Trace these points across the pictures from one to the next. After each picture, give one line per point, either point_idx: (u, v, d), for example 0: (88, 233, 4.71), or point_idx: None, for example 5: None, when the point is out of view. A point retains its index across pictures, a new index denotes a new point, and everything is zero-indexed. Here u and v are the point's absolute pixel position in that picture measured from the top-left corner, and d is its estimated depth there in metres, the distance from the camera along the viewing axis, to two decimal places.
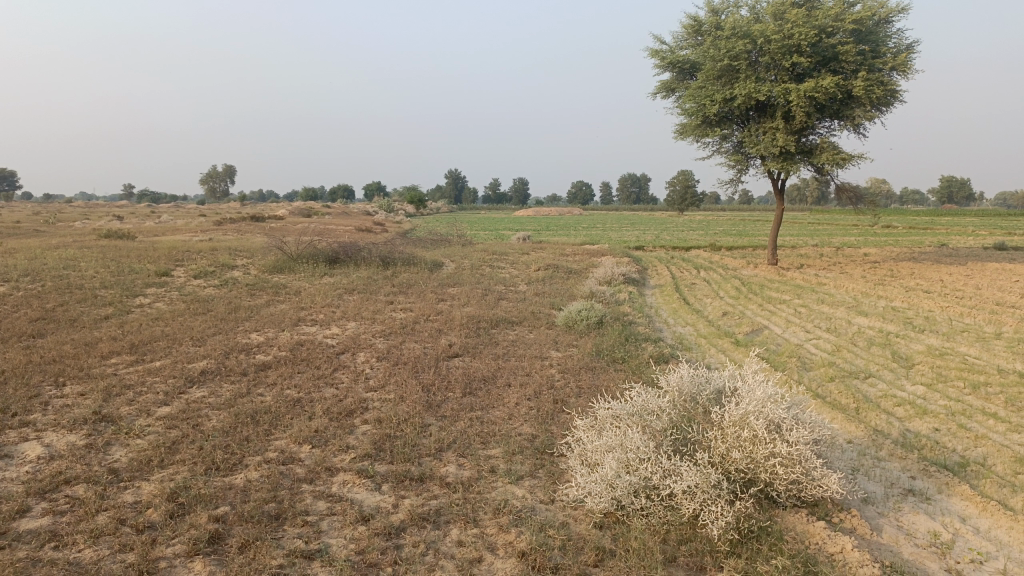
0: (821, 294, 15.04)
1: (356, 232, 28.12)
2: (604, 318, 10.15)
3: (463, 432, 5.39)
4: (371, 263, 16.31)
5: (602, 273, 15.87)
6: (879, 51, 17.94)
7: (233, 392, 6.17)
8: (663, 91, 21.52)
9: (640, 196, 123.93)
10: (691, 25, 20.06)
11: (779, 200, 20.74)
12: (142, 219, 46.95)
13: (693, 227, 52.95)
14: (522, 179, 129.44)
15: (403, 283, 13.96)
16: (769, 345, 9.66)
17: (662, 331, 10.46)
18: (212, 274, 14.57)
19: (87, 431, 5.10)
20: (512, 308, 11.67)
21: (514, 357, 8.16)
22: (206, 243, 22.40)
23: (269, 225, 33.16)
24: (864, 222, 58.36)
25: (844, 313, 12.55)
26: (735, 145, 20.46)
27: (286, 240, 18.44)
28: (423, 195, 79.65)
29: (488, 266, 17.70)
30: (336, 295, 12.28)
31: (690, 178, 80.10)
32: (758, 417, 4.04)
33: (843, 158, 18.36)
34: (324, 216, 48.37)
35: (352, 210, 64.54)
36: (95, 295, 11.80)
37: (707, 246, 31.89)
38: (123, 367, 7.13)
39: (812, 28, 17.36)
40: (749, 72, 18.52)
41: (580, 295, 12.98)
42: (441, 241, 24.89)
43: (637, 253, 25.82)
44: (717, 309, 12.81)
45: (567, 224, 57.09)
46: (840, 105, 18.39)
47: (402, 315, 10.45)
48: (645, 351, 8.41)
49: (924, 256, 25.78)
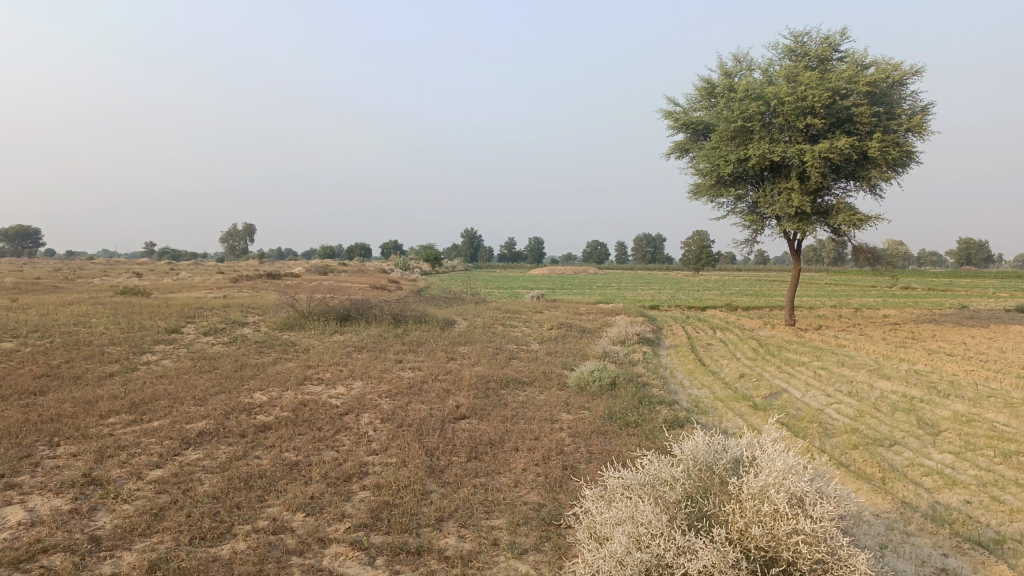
0: (840, 356, 14.70)
1: (370, 290, 28.10)
2: (616, 379, 9.87)
3: (466, 500, 5.12)
4: (382, 321, 16.16)
5: (616, 333, 15.62)
6: (894, 112, 17.94)
7: (229, 454, 5.95)
8: (677, 151, 21.60)
9: (655, 255, 124.04)
10: (704, 87, 20.24)
11: (796, 260, 20.52)
12: (160, 277, 47.44)
13: (708, 287, 52.67)
14: (537, 239, 130.19)
15: (414, 342, 13.77)
16: (788, 409, 9.32)
17: (677, 394, 10.15)
18: (222, 331, 14.47)
19: (72, 495, 4.89)
20: (524, 368, 11.42)
21: (523, 419, 7.89)
22: (219, 300, 22.41)
23: (284, 282, 33.30)
24: (882, 283, 57.83)
25: (865, 376, 12.18)
26: (749, 205, 20.38)
27: (298, 298, 18.38)
28: (439, 253, 80.11)
29: (500, 324, 17.51)
30: (345, 354, 12.09)
31: (705, 238, 80.19)
32: (780, 489, 3.77)
33: (860, 218, 18.20)
34: (339, 274, 48.63)
35: (368, 269, 64.88)
36: (102, 352, 11.69)
37: (723, 306, 31.58)
38: (121, 427, 6.95)
39: (825, 90, 17.43)
40: (763, 133, 18.55)
41: (593, 355, 12.72)
42: (455, 300, 24.77)
43: (652, 313, 25.54)
44: (734, 371, 12.49)
45: (582, 283, 56.92)
46: (855, 166, 18.33)
47: (410, 375, 10.23)
48: (658, 415, 8.12)
49: (945, 318, 25.35)
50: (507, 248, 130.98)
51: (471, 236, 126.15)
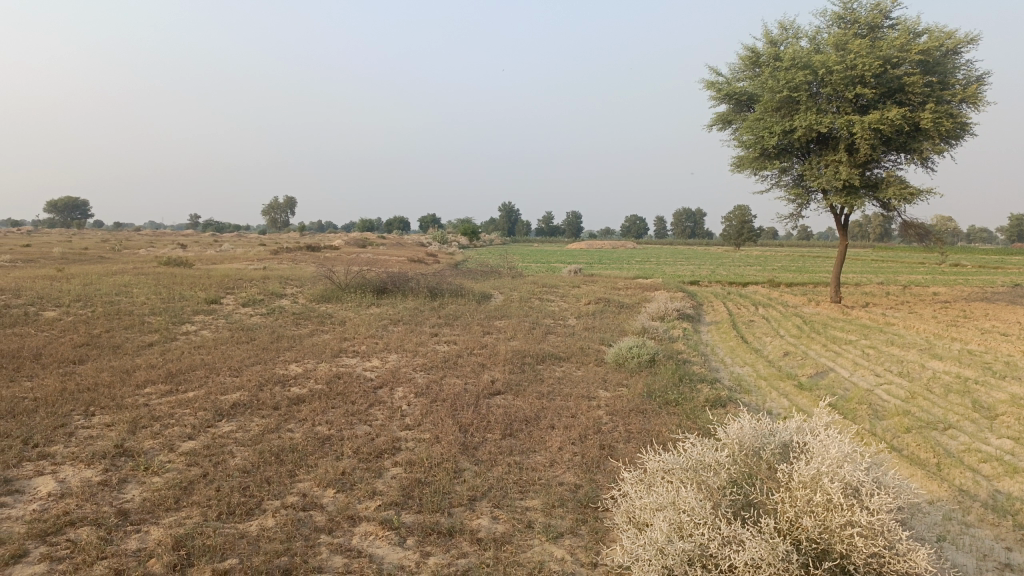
0: (889, 334, 14.22)
1: (408, 263, 28.09)
2: (656, 356, 9.61)
3: (500, 479, 4.97)
4: (419, 294, 16.08)
5: (655, 309, 15.31)
6: (949, 82, 17.14)
7: (261, 427, 5.88)
8: (719, 123, 21.02)
9: (695, 230, 122.31)
10: (748, 57, 19.57)
11: (843, 236, 19.90)
12: (203, 248, 48.23)
13: (750, 263, 51.71)
14: (575, 213, 129.19)
15: (449, 315, 13.65)
16: (834, 390, 8.99)
17: (718, 372, 9.87)
18: (260, 302, 14.52)
19: (104, 467, 4.86)
20: (561, 343, 11.22)
21: (560, 396, 7.71)
22: (258, 272, 22.59)
23: (322, 255, 33.51)
24: (930, 260, 56.20)
25: (915, 356, 11.73)
26: (795, 178, 19.77)
27: (335, 270, 18.40)
28: (476, 227, 80.02)
29: (538, 299, 17.31)
30: (381, 326, 12.02)
31: (746, 213, 78.74)
32: (833, 478, 3.53)
33: (911, 193, 17.52)
34: (378, 246, 49.00)
35: (406, 242, 65.07)
36: (142, 322, 11.79)
37: (765, 282, 30.95)
38: (156, 397, 6.94)
39: (877, 58, 16.70)
40: (810, 103, 17.90)
41: (632, 331, 12.47)
42: (491, 274, 24.65)
43: (692, 289, 25.11)
44: (777, 349, 12.13)
45: (620, 258, 56.38)
46: (907, 138, 17.61)
47: (445, 348, 10.10)
48: (700, 394, 7.87)
49: (998, 297, 24.47)
50: (544, 222, 130.32)
51: (508, 209, 125.62)
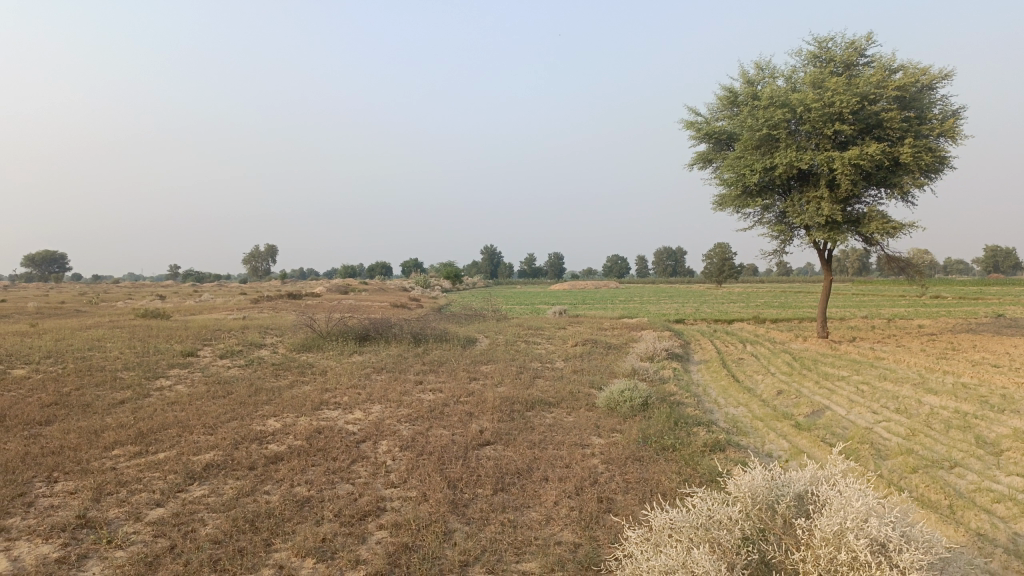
0: (881, 369, 14.03)
1: (391, 309, 27.73)
2: (649, 399, 9.32)
3: (493, 541, 4.63)
4: (402, 340, 15.73)
5: (643, 349, 15.05)
6: (925, 117, 17.29)
7: (236, 490, 5.51)
8: (699, 161, 21.07)
9: (677, 268, 122.96)
10: (727, 96, 19.70)
11: (828, 271, 19.86)
12: (183, 298, 47.63)
13: (733, 300, 51.77)
14: (557, 255, 129.57)
15: (434, 362, 13.30)
16: (833, 429, 8.72)
17: (712, 414, 9.58)
18: (239, 353, 14.11)
19: (62, 541, 4.48)
20: (549, 388, 10.90)
21: (551, 444, 7.38)
22: (238, 322, 22.14)
23: (304, 302, 33.07)
24: (910, 293, 56.56)
25: (910, 391, 11.51)
26: (777, 215, 19.78)
27: (316, 318, 18.02)
28: (459, 271, 79.85)
29: (524, 342, 17.02)
30: (363, 375, 11.65)
31: (727, 251, 79.26)
32: (859, 534, 3.24)
33: (894, 227, 17.54)
34: (360, 292, 48.62)
35: (388, 287, 64.68)
36: (115, 378, 11.35)
37: (750, 318, 30.86)
38: (125, 460, 6.54)
39: (853, 95, 16.83)
40: (789, 141, 17.98)
41: (622, 373, 12.18)
42: (475, 317, 24.40)
43: (678, 327, 24.92)
44: (770, 387, 11.87)
45: (604, 297, 56.29)
46: (886, 173, 17.68)
47: (430, 397, 9.75)
48: (697, 438, 7.57)
49: (983, 328, 24.47)
50: (526, 264, 130.52)
51: (490, 252, 125.81)
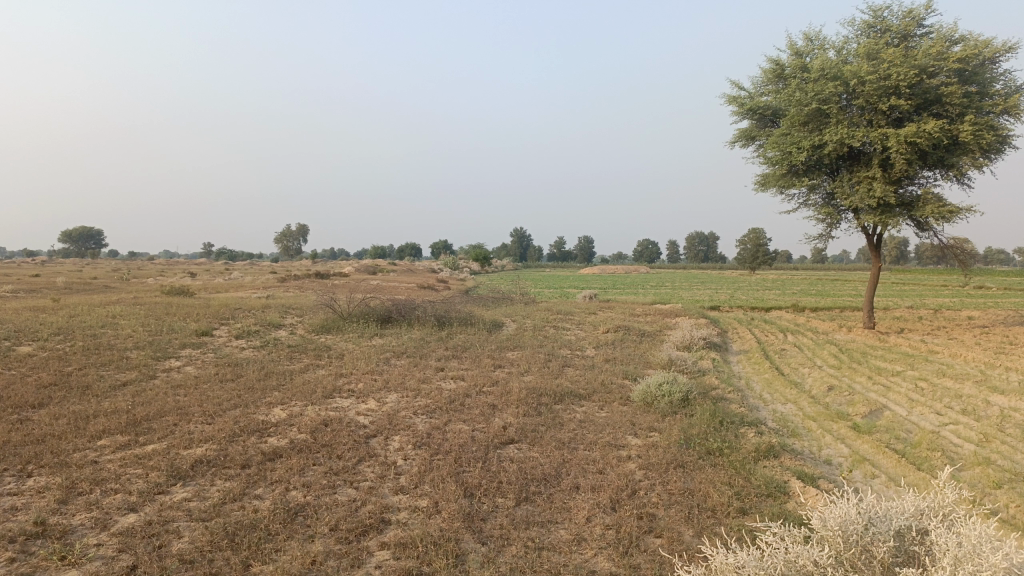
0: (937, 364, 13.04)
1: (418, 290, 27.13)
2: (689, 394, 8.50)
3: (514, 567, 3.90)
4: (426, 323, 15.05)
5: (679, 338, 14.18)
6: (988, 93, 16.09)
7: (222, 495, 4.84)
8: (742, 139, 20.05)
9: (709, 254, 121.07)
10: (772, 69, 18.61)
11: (876, 257, 18.79)
12: (212, 276, 47.63)
13: (768, 286, 50.47)
14: (587, 239, 128.42)
15: (457, 346, 12.57)
16: (896, 433, 7.83)
17: (759, 411, 8.74)
18: (255, 333, 13.53)
19: (10, 556, 3.84)
20: (580, 378, 10.12)
21: (583, 445, 6.61)
22: (260, 301, 21.66)
23: (330, 282, 32.67)
24: (952, 283, 54.63)
25: (974, 389, 10.53)
26: (824, 197, 18.71)
27: (338, 298, 17.41)
28: (488, 253, 79.14)
29: (552, 326, 16.26)
30: (381, 360, 10.97)
31: (762, 236, 77.67)
32: None
33: (950, 211, 16.42)
34: (389, 273, 48.29)
35: (417, 268, 64.26)
36: (123, 357, 10.80)
37: (788, 306, 29.78)
38: (109, 452, 5.91)
39: (911, 67, 15.70)
40: (840, 116, 16.89)
41: (657, 363, 11.36)
42: (503, 300, 23.70)
43: (714, 314, 23.97)
44: (819, 382, 10.98)
45: (635, 282, 55.34)
46: (943, 152, 16.55)
47: (451, 386, 9.03)
48: (746, 441, 6.75)
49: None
50: (556, 248, 129.47)
51: (520, 234, 125.45)
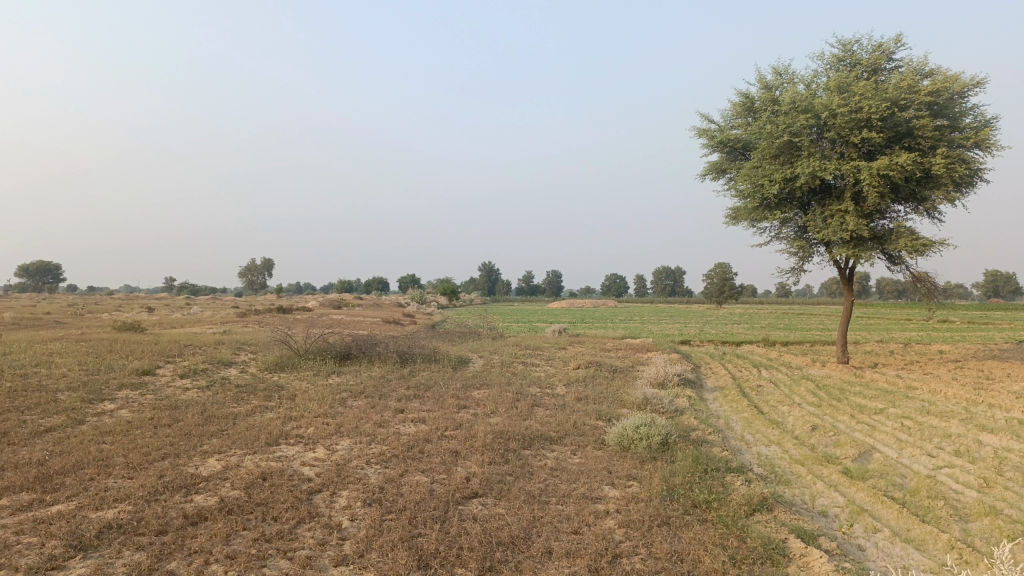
0: (918, 401, 12.61)
1: (382, 325, 26.26)
2: (669, 437, 7.86)
3: None
4: (387, 360, 14.27)
5: (653, 374, 13.58)
6: (958, 126, 16.00)
7: (127, 572, 4.05)
8: (712, 172, 19.77)
9: (675, 288, 121.70)
10: (742, 103, 18.41)
11: (849, 291, 18.49)
12: (170, 312, 46.17)
13: (735, 320, 50.40)
14: (554, 273, 128.34)
15: (419, 385, 11.82)
16: (891, 478, 7.27)
17: (742, 455, 8.13)
18: (203, 372, 12.63)
19: None
20: (550, 420, 9.43)
21: (555, 498, 5.91)
22: (214, 336, 20.66)
23: (291, 316, 31.65)
24: (915, 317, 55.17)
25: (961, 428, 10.05)
26: (797, 230, 18.43)
27: (295, 333, 16.56)
28: (456, 287, 78.41)
29: (521, 363, 15.57)
30: (337, 401, 10.18)
31: (727, 271, 78.09)
32: None
33: (923, 244, 16.20)
34: (353, 308, 47.22)
35: (382, 303, 63.27)
36: (52, 400, 9.87)
37: (759, 340, 29.45)
38: (5, 515, 5.07)
39: (883, 100, 15.56)
40: (812, 149, 16.67)
41: (631, 402, 10.73)
42: (469, 335, 22.92)
43: (686, 349, 23.47)
44: (801, 422, 10.43)
45: (603, 316, 54.95)
46: (916, 186, 16.38)
47: (411, 430, 8.29)
48: (735, 491, 6.11)
49: (1009, 354, 23.04)
50: (524, 282, 129.12)
51: (488, 269, 125.18)
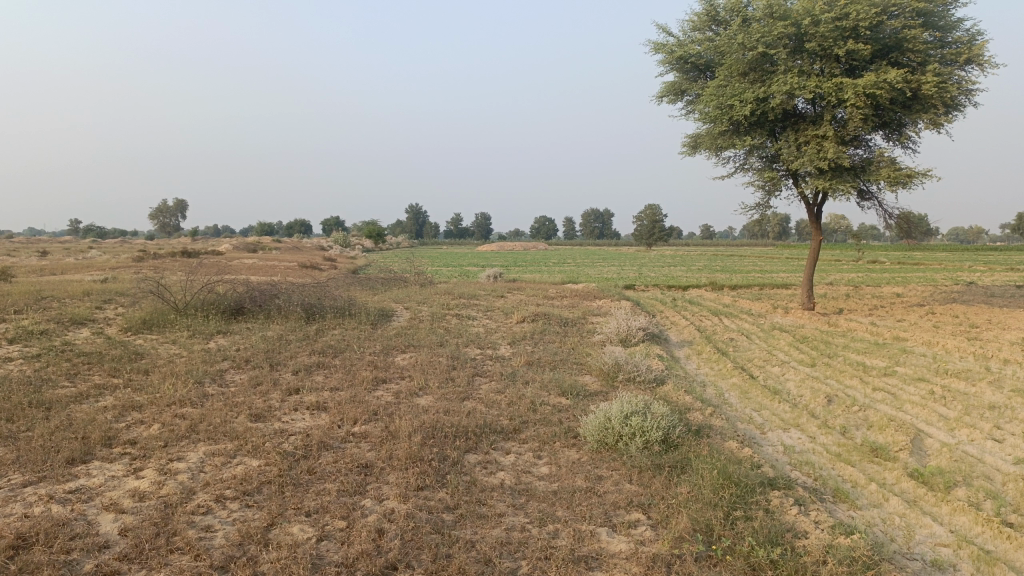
0: (923, 358, 10.78)
1: (298, 272, 23.25)
2: (670, 430, 5.58)
3: None
4: (289, 315, 11.58)
5: (613, 329, 11.33)
6: (950, 40, 14.01)
7: None
8: (668, 94, 17.44)
9: (604, 230, 120.64)
10: (705, 12, 16.01)
11: (816, 230, 16.63)
12: (61, 256, 41.67)
13: (672, 263, 48.62)
14: (484, 216, 125.25)
15: (326, 348, 9.24)
16: (987, 487, 5.19)
17: (764, 450, 5.95)
18: (42, 336, 9.70)
19: None
20: (498, 399, 7.04)
21: (526, 565, 3.56)
22: (89, 286, 17.32)
23: (192, 261, 28.15)
24: (846, 258, 54.78)
25: (1001, 396, 8.15)
26: (766, 160, 16.29)
27: (178, 281, 13.56)
28: (381, 230, 74.65)
29: (455, 316, 13.09)
30: (211, 377, 7.54)
31: (657, 212, 76.44)
32: None
33: (908, 175, 14.29)
34: (270, 252, 43.49)
35: (301, 245, 59.28)
36: None
37: (706, 284, 27.64)
38: None
39: (871, 6, 13.40)
40: (788, 64, 14.43)
41: (599, 369, 8.43)
42: (394, 283, 20.22)
43: (634, 296, 21.42)
44: (808, 390, 8.37)
45: (536, 261, 52.68)
46: (901, 109, 14.38)
47: (302, 426, 5.75)
48: (808, 540, 3.87)
49: (968, 297, 21.79)
50: (451, 224, 125.43)
51: (416, 211, 121.46)
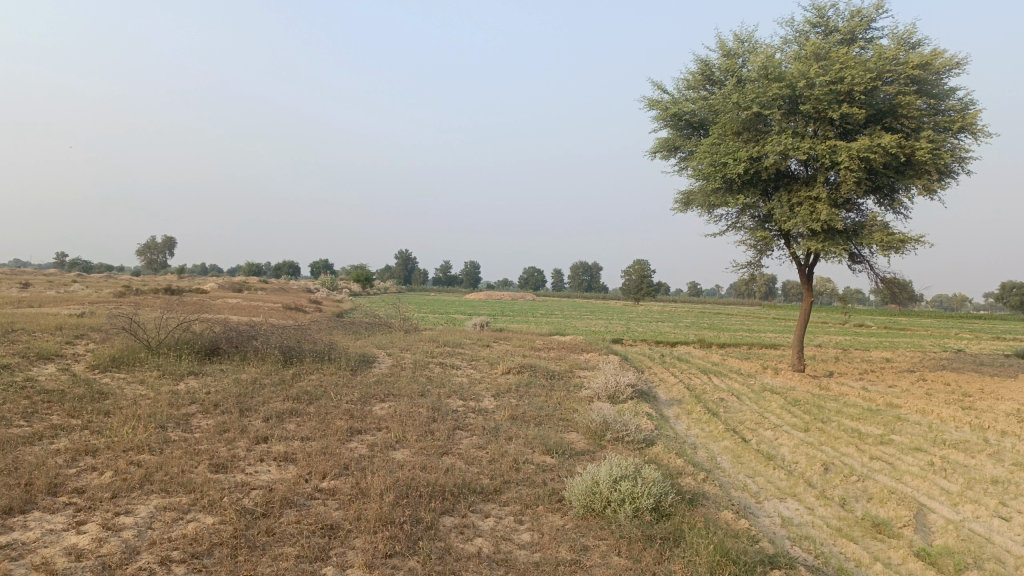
0: (918, 426, 10.47)
1: (281, 313, 22.83)
2: (662, 498, 5.21)
3: None
4: (266, 358, 11.17)
5: (601, 384, 10.97)
6: (943, 108, 14.07)
7: None
8: (662, 150, 17.41)
9: (592, 283, 120.86)
10: (700, 72, 16.08)
11: (808, 291, 16.46)
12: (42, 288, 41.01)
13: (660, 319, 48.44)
14: (473, 264, 125.37)
15: (300, 394, 8.82)
16: (1000, 571, 4.84)
17: (761, 522, 5.58)
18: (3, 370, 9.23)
19: None
20: (478, 456, 6.64)
21: None
22: (63, 320, 16.83)
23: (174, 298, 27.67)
24: (833, 321, 54.84)
25: (1003, 470, 7.83)
26: (758, 220, 16.18)
27: (153, 318, 13.13)
28: (369, 275, 74.39)
29: (438, 365, 12.69)
30: (176, 421, 7.11)
31: (645, 268, 76.67)
32: None
33: (900, 240, 14.18)
34: (255, 292, 42.99)
35: (287, 287, 58.84)
36: None
37: (693, 342, 27.37)
38: None
39: (865, 71, 13.46)
40: (782, 125, 14.42)
41: (586, 427, 8.05)
42: (378, 328, 19.83)
43: (622, 351, 21.08)
44: (803, 457, 8.02)
45: (523, 312, 52.39)
46: (894, 173, 14.35)
47: (266, 479, 5.34)
48: None
49: (957, 365, 21.58)
50: (440, 271, 125.30)
51: (405, 257, 121.46)
